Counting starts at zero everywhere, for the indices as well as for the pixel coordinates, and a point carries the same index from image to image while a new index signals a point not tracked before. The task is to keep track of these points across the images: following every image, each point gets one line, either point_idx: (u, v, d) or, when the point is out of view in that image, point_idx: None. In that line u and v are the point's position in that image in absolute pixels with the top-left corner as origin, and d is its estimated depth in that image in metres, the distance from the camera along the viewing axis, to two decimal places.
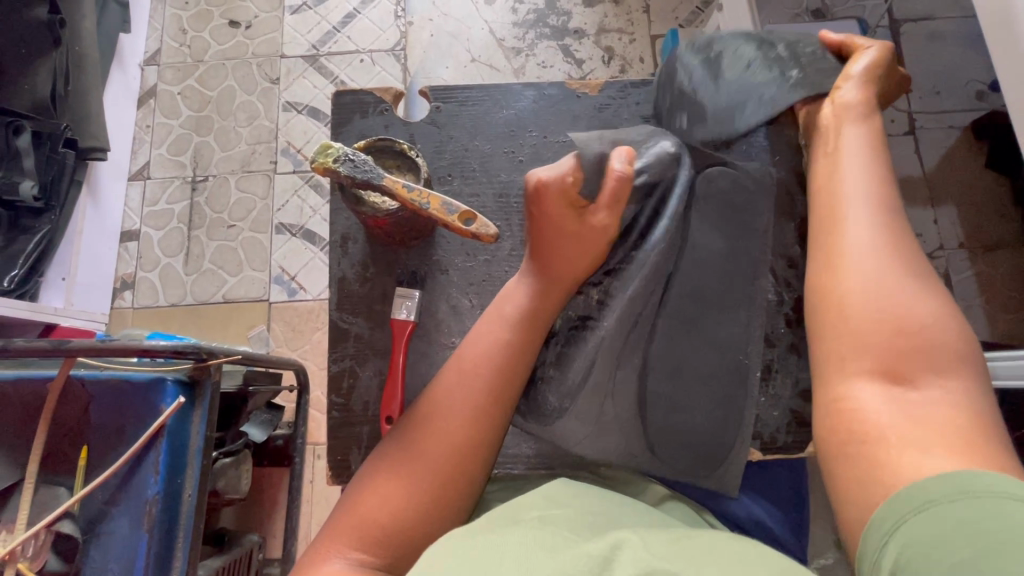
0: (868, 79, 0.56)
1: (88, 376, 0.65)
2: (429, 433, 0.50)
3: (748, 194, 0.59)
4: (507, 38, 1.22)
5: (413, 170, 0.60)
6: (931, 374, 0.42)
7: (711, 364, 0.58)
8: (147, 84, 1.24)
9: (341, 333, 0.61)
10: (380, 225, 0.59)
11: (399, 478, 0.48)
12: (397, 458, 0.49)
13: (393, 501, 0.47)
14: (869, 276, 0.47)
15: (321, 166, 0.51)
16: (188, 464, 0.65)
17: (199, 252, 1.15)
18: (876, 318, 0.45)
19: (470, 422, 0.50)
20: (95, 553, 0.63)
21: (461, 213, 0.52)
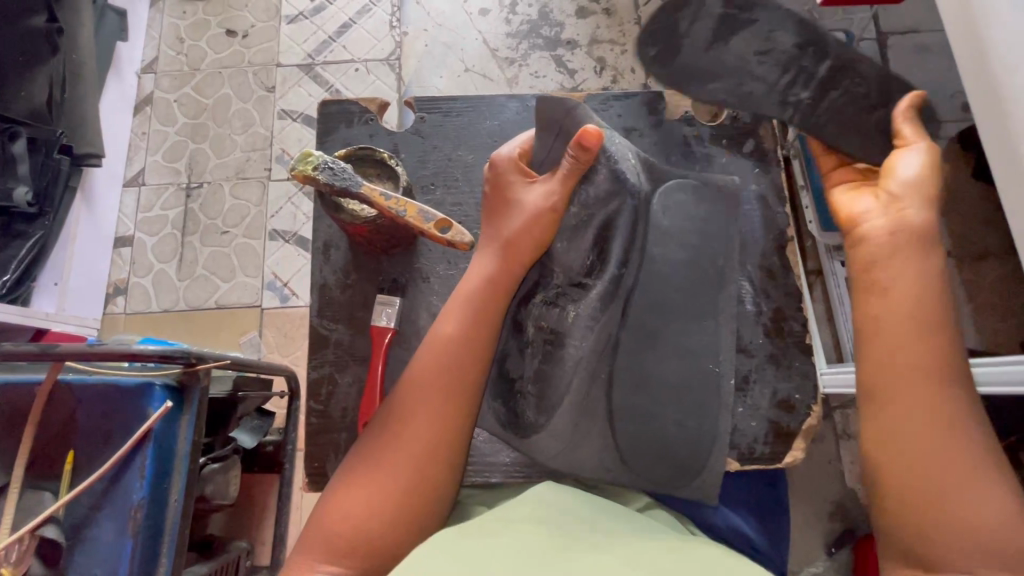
0: (920, 180, 0.53)
1: (76, 381, 0.66)
2: (394, 443, 0.49)
3: (709, 208, 0.61)
4: (500, 48, 1.23)
5: (392, 178, 0.61)
6: (975, 467, 0.43)
7: (678, 374, 0.58)
8: (143, 92, 1.25)
9: (322, 339, 0.62)
10: (360, 232, 0.59)
11: (372, 487, 0.46)
12: (364, 467, 0.48)
13: (358, 509, 0.45)
14: (918, 369, 0.47)
15: (302, 173, 0.52)
16: (175, 468, 0.65)
17: (192, 258, 1.15)
18: (915, 412, 0.46)
19: (436, 426, 0.49)
20: (79, 557, 0.63)
21: (437, 221, 0.55)
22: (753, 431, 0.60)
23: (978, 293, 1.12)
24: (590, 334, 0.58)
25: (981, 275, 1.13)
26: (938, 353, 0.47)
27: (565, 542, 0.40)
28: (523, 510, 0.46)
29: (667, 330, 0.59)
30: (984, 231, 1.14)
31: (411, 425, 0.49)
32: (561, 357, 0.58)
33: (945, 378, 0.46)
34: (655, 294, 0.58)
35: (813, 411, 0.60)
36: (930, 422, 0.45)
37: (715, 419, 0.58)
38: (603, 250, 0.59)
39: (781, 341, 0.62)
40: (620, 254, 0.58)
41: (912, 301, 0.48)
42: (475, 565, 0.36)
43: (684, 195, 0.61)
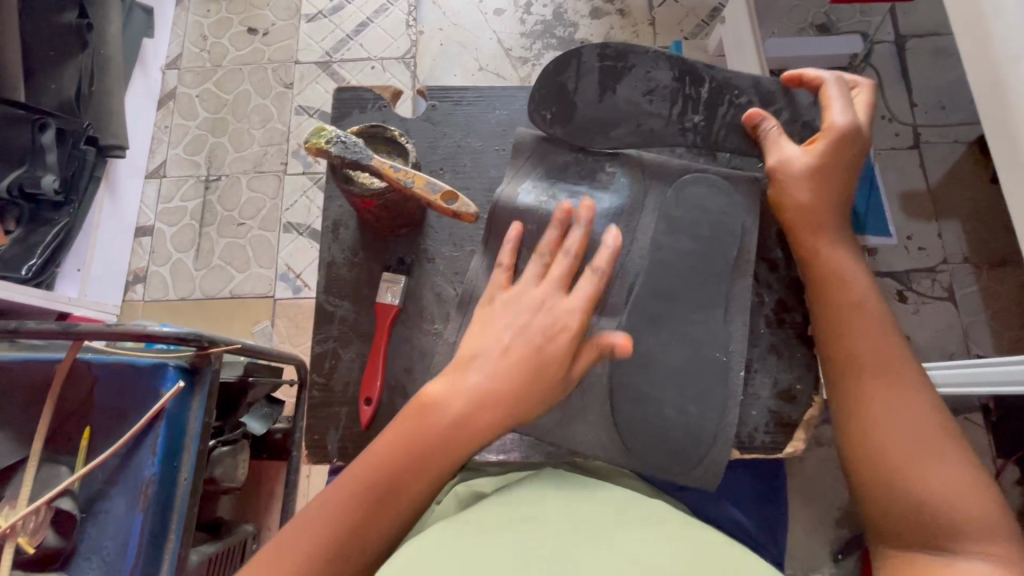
0: (817, 180, 0.57)
1: (95, 359, 0.68)
2: (402, 448, 0.46)
3: (725, 201, 0.61)
4: (514, 48, 1.25)
5: (401, 157, 0.60)
6: (945, 454, 0.46)
7: (682, 360, 0.57)
8: (167, 87, 1.29)
9: (327, 316, 0.63)
10: (368, 207, 0.58)
11: (373, 484, 0.45)
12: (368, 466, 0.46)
13: (356, 502, 0.44)
14: (880, 368, 0.51)
15: (314, 146, 0.52)
16: (184, 447, 0.67)
17: (209, 249, 1.18)
18: (886, 409, 0.49)
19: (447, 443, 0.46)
20: (92, 530, 0.65)
21: (444, 192, 0.53)
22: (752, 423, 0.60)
23: (997, 300, 1.10)
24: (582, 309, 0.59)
25: (999, 283, 1.11)
26: (891, 340, 0.52)
27: (576, 529, 0.41)
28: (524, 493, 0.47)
29: (673, 313, 0.58)
30: (1003, 238, 1.12)
31: (426, 430, 0.46)
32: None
33: (903, 357, 0.51)
34: (657, 279, 0.58)
35: (814, 400, 0.60)
36: (905, 404, 0.49)
37: (719, 406, 0.57)
38: (594, 232, 0.60)
39: (783, 333, 0.62)
40: (620, 234, 0.60)
41: (864, 290, 0.54)
42: (491, 561, 0.37)
43: (700, 188, 0.61)
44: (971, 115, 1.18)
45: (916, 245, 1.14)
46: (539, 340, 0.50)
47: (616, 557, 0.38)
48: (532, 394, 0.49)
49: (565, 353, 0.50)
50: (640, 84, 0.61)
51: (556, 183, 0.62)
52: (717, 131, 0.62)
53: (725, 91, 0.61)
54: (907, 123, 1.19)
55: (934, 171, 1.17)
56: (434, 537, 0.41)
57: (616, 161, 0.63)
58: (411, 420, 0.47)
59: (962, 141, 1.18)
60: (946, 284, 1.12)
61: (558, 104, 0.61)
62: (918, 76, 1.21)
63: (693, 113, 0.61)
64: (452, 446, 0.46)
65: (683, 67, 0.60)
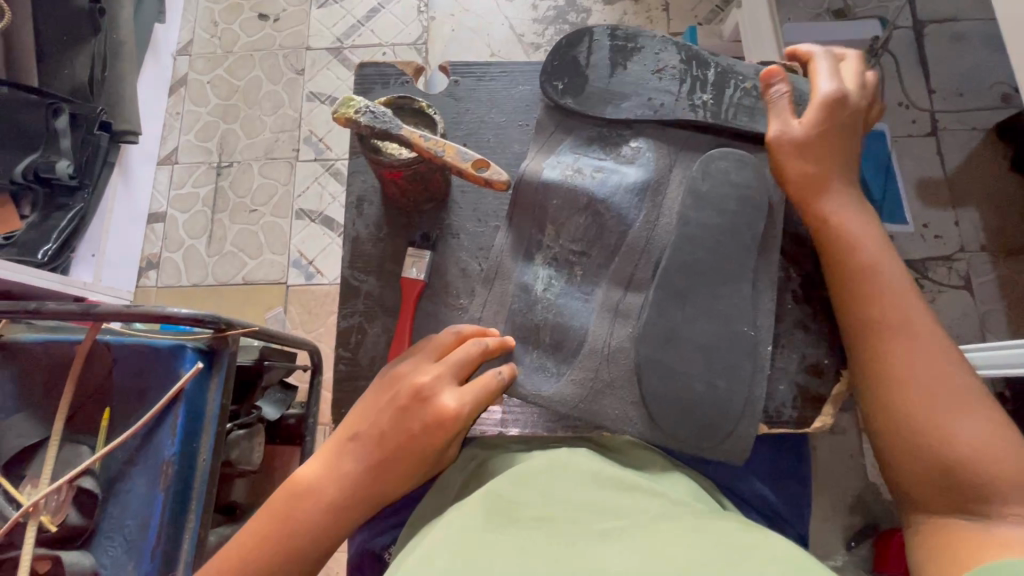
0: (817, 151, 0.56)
1: (114, 341, 0.69)
2: (345, 454, 0.50)
3: (752, 174, 0.59)
4: (527, 34, 1.24)
5: (430, 128, 0.60)
6: (968, 417, 0.46)
7: (709, 335, 0.56)
8: (179, 73, 1.28)
9: (352, 291, 0.63)
10: (395, 178, 0.58)
11: (321, 484, 0.49)
12: (322, 462, 0.50)
13: (310, 498, 0.49)
14: (904, 334, 0.50)
15: (342, 116, 0.51)
16: (203, 429, 0.67)
17: (222, 235, 1.18)
18: (911, 376, 0.48)
19: (381, 459, 0.49)
20: (114, 509, 0.66)
21: (475, 161, 0.53)
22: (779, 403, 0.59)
23: (1014, 288, 1.09)
24: (608, 285, 0.59)
25: (1017, 271, 1.10)
26: (915, 302, 0.51)
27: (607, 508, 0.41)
28: (542, 476, 0.46)
29: (700, 285, 0.56)
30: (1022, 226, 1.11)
31: (368, 443, 0.50)
32: (577, 308, 0.58)
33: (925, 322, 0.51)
34: (682, 254, 0.57)
35: (842, 377, 0.59)
36: (932, 369, 0.48)
37: (746, 381, 0.56)
38: (618, 205, 0.60)
39: (812, 308, 0.61)
40: (646, 207, 0.60)
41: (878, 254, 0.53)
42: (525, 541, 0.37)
43: (726, 162, 0.59)
44: (990, 101, 1.17)
45: (932, 233, 1.13)
46: (412, 430, 0.49)
47: (625, 551, 0.35)
48: (397, 479, 0.49)
49: (438, 446, 0.49)
50: (648, 64, 0.63)
51: (580, 158, 0.61)
52: (729, 105, 0.61)
53: (730, 76, 0.63)
54: (925, 110, 1.17)
55: (952, 158, 1.15)
56: (464, 516, 0.40)
57: (640, 135, 0.62)
58: (285, 498, 0.49)
59: (982, 127, 1.16)
60: (962, 272, 1.11)
61: (569, 76, 0.63)
62: (936, 61, 1.19)
63: (702, 91, 0.62)
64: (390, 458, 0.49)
65: (689, 53, 0.63)
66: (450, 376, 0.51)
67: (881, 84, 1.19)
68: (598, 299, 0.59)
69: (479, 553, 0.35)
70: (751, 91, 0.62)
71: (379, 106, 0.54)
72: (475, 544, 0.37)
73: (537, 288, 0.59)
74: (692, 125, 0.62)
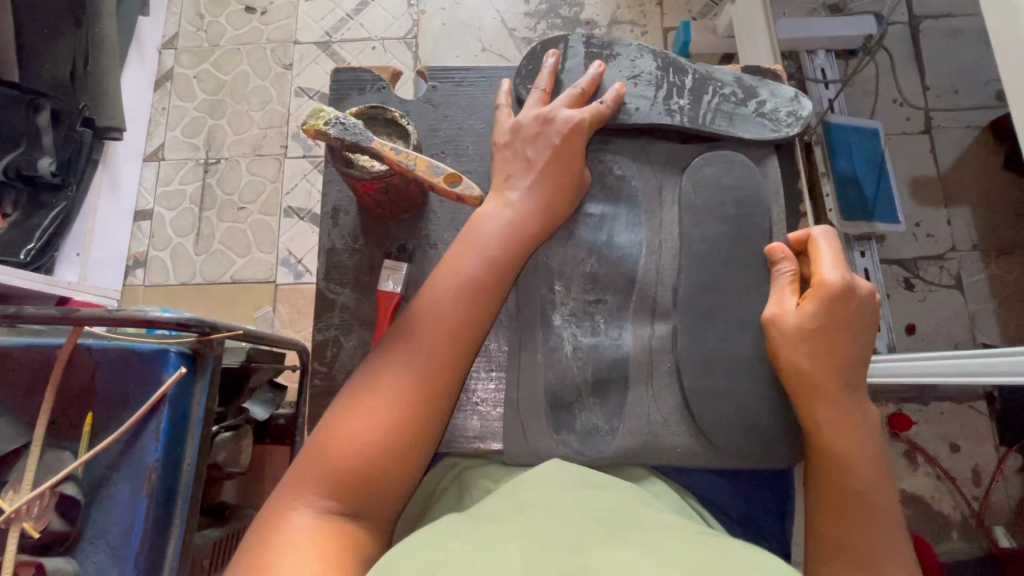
0: (834, 258, 0.54)
1: (96, 345, 0.68)
2: (473, 228, 0.53)
3: (741, 173, 0.60)
4: (518, 28, 1.22)
5: (402, 138, 0.58)
6: (850, 440, 0.50)
7: (704, 355, 0.56)
8: (163, 68, 1.26)
9: (328, 302, 0.62)
10: (369, 190, 0.57)
11: (467, 250, 0.52)
12: (458, 248, 0.53)
13: (466, 265, 0.52)
14: (815, 355, 0.51)
15: (312, 128, 0.50)
16: (188, 434, 0.67)
17: (209, 233, 1.17)
18: (826, 393, 0.50)
19: (521, 203, 0.54)
20: (97, 515, 0.65)
21: (447, 175, 0.52)
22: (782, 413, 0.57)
23: (1003, 286, 1.09)
24: (634, 320, 0.59)
25: (1007, 270, 1.10)
26: (846, 335, 0.51)
27: (597, 508, 0.39)
28: (526, 483, 0.44)
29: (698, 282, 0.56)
30: (1014, 226, 1.11)
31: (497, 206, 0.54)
32: (597, 344, 0.58)
33: (842, 346, 0.51)
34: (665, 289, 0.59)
35: None
36: (839, 396, 0.50)
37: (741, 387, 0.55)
38: (619, 240, 0.60)
39: None
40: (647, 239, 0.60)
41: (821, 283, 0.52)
42: (522, 531, 0.35)
43: (712, 168, 0.60)
44: (983, 100, 1.16)
45: (924, 232, 1.12)
46: (553, 147, 0.56)
47: (631, 551, 0.33)
48: (537, 219, 0.54)
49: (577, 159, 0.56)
50: (623, 69, 0.62)
51: None
52: (703, 112, 0.61)
53: (708, 81, 0.62)
54: (919, 108, 1.16)
55: (945, 157, 1.15)
56: (448, 523, 0.38)
57: (621, 159, 0.62)
58: (372, 383, 0.47)
59: (976, 125, 1.16)
60: (953, 271, 1.11)
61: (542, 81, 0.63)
62: (930, 58, 1.18)
63: (676, 100, 0.61)
64: (528, 198, 0.54)
65: (666, 59, 0.63)
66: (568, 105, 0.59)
67: (874, 81, 1.18)
68: (586, 329, 0.59)
69: (476, 550, 0.33)
70: (729, 97, 0.62)
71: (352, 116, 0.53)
72: (456, 537, 0.35)
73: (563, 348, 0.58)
74: (664, 131, 0.61)
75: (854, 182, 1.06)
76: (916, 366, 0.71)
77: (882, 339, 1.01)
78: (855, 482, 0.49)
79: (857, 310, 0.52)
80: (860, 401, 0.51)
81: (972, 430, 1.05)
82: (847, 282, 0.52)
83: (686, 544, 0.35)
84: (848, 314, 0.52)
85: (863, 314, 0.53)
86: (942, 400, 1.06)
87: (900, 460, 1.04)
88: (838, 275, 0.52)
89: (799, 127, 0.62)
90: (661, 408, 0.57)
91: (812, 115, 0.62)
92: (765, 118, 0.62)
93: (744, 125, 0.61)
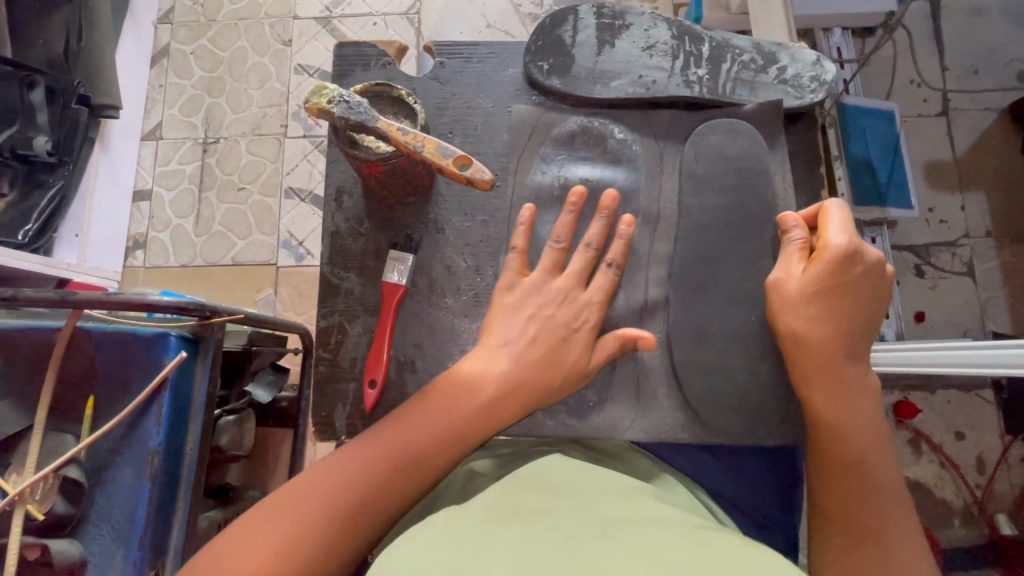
0: (843, 227, 0.53)
1: (96, 328, 0.67)
2: (452, 383, 0.51)
3: (745, 143, 0.59)
4: (524, 3, 1.18)
5: (409, 118, 0.56)
6: (848, 409, 0.50)
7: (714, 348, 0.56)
8: (160, 43, 1.23)
9: (332, 287, 0.61)
10: (374, 172, 0.55)
11: (434, 412, 0.49)
12: (432, 397, 0.50)
13: (429, 425, 0.48)
14: (814, 323, 0.51)
15: (315, 106, 0.48)
16: (191, 417, 0.66)
17: (210, 214, 1.15)
18: (825, 364, 0.51)
19: (507, 371, 0.51)
20: (102, 499, 0.65)
21: (456, 157, 0.50)
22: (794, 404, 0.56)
23: (1016, 274, 1.07)
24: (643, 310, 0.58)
25: (1019, 258, 1.08)
26: (853, 306, 0.52)
27: (601, 511, 0.39)
28: (526, 485, 0.43)
29: (713, 282, 0.56)
30: None
31: (480, 361, 0.52)
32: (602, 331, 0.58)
33: (846, 317, 0.51)
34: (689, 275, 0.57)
35: None
36: (838, 366, 0.51)
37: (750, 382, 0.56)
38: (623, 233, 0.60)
39: None
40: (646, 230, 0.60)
41: (828, 256, 0.51)
42: (518, 536, 0.35)
43: (716, 136, 0.59)
44: (1004, 81, 1.12)
45: (937, 218, 1.10)
46: (560, 331, 0.54)
47: (622, 557, 0.32)
48: (511, 405, 0.51)
49: (580, 349, 0.54)
50: (639, 39, 0.62)
51: (568, 164, 0.61)
52: (722, 82, 0.61)
53: (726, 49, 0.62)
54: (937, 89, 1.13)
55: (962, 140, 1.12)
56: (442, 526, 0.37)
57: (622, 124, 0.62)
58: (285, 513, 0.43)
59: (995, 108, 1.12)
60: (966, 258, 1.09)
61: (554, 55, 0.62)
62: (952, 36, 1.14)
63: (694, 74, 0.61)
64: (515, 370, 0.51)
65: (681, 28, 0.62)
66: (576, 281, 0.56)
67: (892, 60, 1.14)
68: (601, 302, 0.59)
69: (477, 548, 0.33)
70: (748, 64, 0.62)
71: (355, 94, 0.51)
72: (443, 546, 0.34)
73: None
74: (683, 105, 0.62)
75: (868, 166, 1.04)
76: (927, 355, 0.70)
77: (891, 326, 1.01)
78: (849, 449, 0.50)
79: (865, 281, 0.52)
80: (861, 372, 0.51)
81: (977, 418, 1.05)
82: (851, 252, 0.51)
83: (695, 545, 0.34)
84: (854, 279, 0.52)
85: (872, 287, 0.53)
86: (948, 388, 1.05)
87: (903, 448, 1.04)
88: (845, 246, 0.51)
89: (824, 91, 0.61)
90: (664, 405, 0.57)
91: (835, 78, 0.62)
92: (787, 85, 0.62)
93: (764, 92, 0.61)
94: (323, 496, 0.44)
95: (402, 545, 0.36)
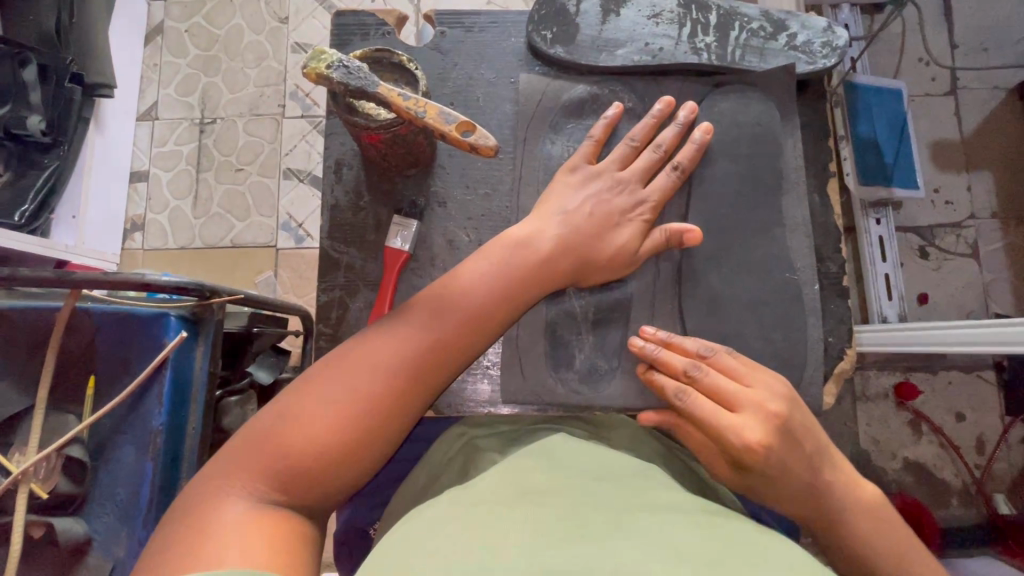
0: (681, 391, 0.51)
1: (94, 308, 0.66)
2: (511, 245, 0.51)
3: (758, 110, 0.59)
4: None
5: (409, 85, 0.55)
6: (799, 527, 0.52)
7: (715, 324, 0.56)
8: (154, 21, 1.20)
9: (331, 262, 0.60)
10: (374, 142, 0.54)
11: (495, 265, 0.50)
12: (493, 253, 0.50)
13: (487, 277, 0.49)
14: None
15: (313, 72, 0.47)
16: (192, 398, 0.66)
17: (207, 196, 1.14)
18: None
19: (562, 236, 0.52)
20: (105, 478, 0.65)
21: (459, 123, 0.49)
22: (794, 378, 0.57)
23: (1021, 256, 1.07)
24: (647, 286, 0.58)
25: None
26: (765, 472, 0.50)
27: (607, 492, 0.38)
28: (531, 465, 0.43)
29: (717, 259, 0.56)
30: None
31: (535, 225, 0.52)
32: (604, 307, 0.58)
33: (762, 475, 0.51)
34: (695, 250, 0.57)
35: (846, 355, 0.60)
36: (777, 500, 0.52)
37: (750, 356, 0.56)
38: None
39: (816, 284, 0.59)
40: None
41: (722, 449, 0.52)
42: (525, 518, 0.34)
43: (728, 103, 0.59)
44: (1013, 59, 1.10)
45: (942, 199, 1.09)
46: (613, 213, 0.54)
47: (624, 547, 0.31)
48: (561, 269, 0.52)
49: (632, 234, 0.55)
50: (644, 7, 0.61)
51: (575, 132, 0.61)
52: (730, 50, 0.60)
53: (734, 17, 0.60)
54: (945, 67, 1.11)
55: (969, 119, 1.10)
56: (442, 510, 0.36)
57: (632, 92, 0.61)
58: (346, 371, 0.43)
59: (1003, 86, 1.11)
60: (971, 239, 1.08)
61: (557, 24, 0.61)
62: (961, 13, 1.12)
63: (701, 43, 0.60)
64: (569, 234, 0.53)
65: None
66: (636, 177, 0.56)
67: (901, 37, 1.12)
68: None
69: (483, 531, 0.33)
70: (758, 31, 0.60)
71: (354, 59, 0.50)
72: (443, 533, 0.33)
73: (564, 292, 0.58)
74: (690, 72, 0.61)
75: (874, 145, 1.02)
76: (931, 333, 0.70)
77: (892, 307, 1.00)
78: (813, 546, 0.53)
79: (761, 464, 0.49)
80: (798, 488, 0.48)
81: (978, 399, 1.05)
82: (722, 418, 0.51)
83: (703, 529, 0.34)
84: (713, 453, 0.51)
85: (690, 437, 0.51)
86: (949, 369, 1.05)
87: (903, 429, 1.04)
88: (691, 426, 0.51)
89: (836, 57, 0.60)
90: None
91: (846, 44, 0.60)
92: (797, 52, 0.60)
93: (774, 59, 0.60)
94: (390, 346, 0.45)
95: (400, 531, 0.35)
